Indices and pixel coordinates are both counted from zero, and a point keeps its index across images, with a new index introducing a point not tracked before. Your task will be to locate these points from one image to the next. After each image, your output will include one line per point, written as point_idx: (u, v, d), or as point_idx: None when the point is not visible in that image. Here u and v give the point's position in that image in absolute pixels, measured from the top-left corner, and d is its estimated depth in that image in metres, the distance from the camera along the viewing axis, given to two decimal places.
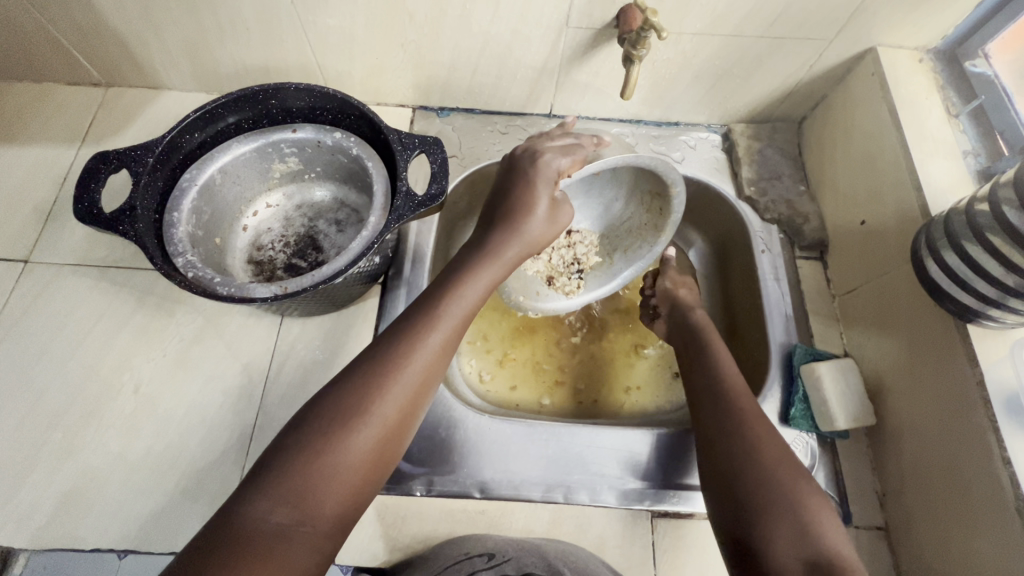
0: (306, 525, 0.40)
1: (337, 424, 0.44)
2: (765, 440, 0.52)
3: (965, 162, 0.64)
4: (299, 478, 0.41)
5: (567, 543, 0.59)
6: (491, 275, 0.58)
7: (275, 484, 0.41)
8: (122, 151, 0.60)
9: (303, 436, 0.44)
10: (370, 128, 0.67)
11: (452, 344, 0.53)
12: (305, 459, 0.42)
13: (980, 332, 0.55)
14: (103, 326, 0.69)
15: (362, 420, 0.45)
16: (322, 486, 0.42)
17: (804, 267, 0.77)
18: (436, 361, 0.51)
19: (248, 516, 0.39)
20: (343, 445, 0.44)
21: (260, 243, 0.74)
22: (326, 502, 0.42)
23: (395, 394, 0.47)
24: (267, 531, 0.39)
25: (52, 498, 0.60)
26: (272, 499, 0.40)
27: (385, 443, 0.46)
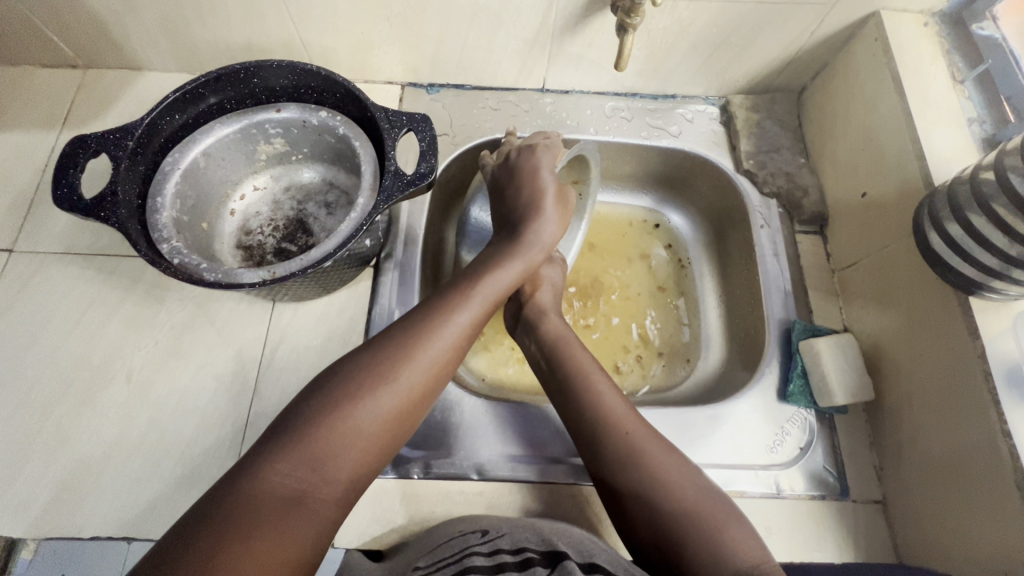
0: (319, 489, 0.41)
1: (359, 392, 0.44)
2: (652, 444, 0.50)
3: (969, 129, 0.62)
4: (317, 442, 0.41)
5: (562, 521, 0.57)
6: (527, 257, 0.57)
7: (295, 447, 0.41)
8: (100, 135, 0.58)
9: (326, 398, 0.44)
10: (356, 106, 0.65)
11: (479, 324, 0.52)
12: (324, 424, 0.42)
13: (982, 305, 0.54)
14: (93, 315, 0.68)
15: (382, 389, 0.45)
16: (335, 455, 0.42)
17: (804, 241, 0.76)
18: (462, 340, 0.50)
19: (263, 478, 0.39)
20: (359, 416, 0.43)
21: (248, 227, 0.73)
22: (341, 469, 0.42)
23: (418, 366, 0.47)
24: (281, 494, 0.39)
25: (50, 487, 0.60)
26: (291, 460, 0.40)
27: (401, 418, 0.46)
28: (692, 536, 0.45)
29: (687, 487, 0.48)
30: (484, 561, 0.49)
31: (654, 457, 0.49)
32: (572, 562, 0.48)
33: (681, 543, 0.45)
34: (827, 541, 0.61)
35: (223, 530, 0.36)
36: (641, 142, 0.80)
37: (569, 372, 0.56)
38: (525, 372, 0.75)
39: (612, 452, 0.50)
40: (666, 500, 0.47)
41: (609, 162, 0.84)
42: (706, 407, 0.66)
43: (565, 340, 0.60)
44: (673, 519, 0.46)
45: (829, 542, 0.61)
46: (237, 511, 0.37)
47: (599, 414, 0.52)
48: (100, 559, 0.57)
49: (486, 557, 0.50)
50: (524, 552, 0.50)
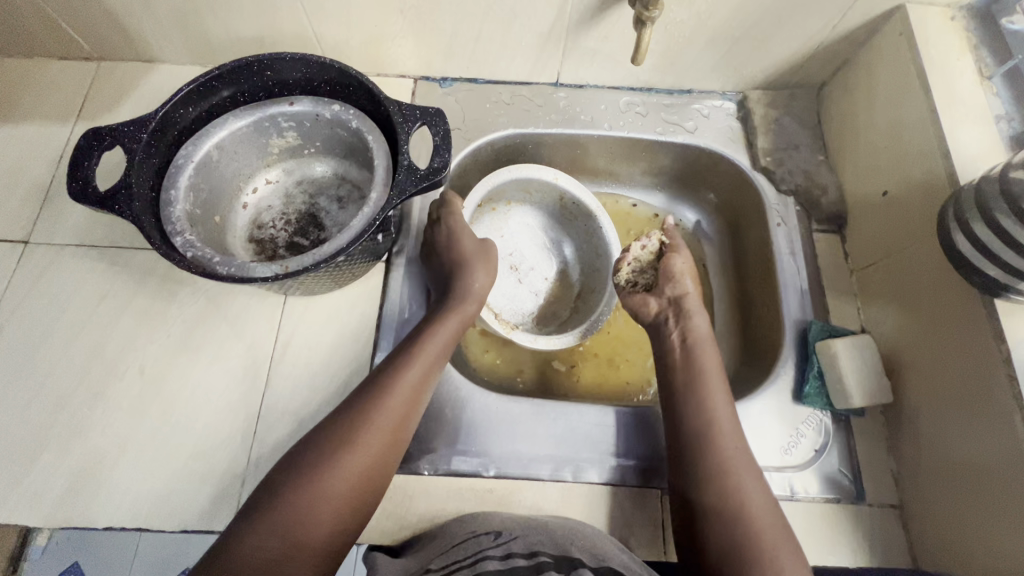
0: (297, 554, 0.44)
1: (321, 459, 0.49)
2: (740, 469, 0.55)
3: (997, 127, 0.60)
4: (288, 510, 0.45)
5: (575, 520, 0.58)
6: (464, 309, 0.63)
7: (266, 517, 0.45)
8: (114, 128, 0.58)
9: (291, 472, 0.48)
10: (370, 100, 0.64)
11: (429, 377, 0.57)
12: (293, 494, 0.46)
13: (1008, 307, 0.53)
14: (106, 307, 0.69)
15: (342, 452, 0.49)
16: (309, 518, 0.46)
17: (821, 240, 0.74)
18: (413, 395, 0.54)
19: (241, 546, 0.43)
20: (327, 479, 0.48)
21: (261, 220, 0.72)
22: (315, 532, 0.45)
23: (376, 424, 0.51)
24: (259, 561, 0.42)
25: (64, 478, 0.60)
26: (263, 531, 0.44)
27: (366, 475, 0.50)
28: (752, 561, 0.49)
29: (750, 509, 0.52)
30: (497, 565, 0.49)
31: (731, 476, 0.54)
32: (586, 568, 0.49)
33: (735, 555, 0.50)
34: (842, 545, 0.60)
35: None
36: (656, 139, 0.79)
37: (690, 380, 0.60)
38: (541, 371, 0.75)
39: (707, 466, 0.55)
40: (731, 518, 0.52)
41: (622, 158, 0.83)
42: None
43: (700, 347, 0.62)
44: (736, 539, 0.51)
45: (843, 546, 0.60)
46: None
47: (702, 427, 0.57)
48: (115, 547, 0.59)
49: (499, 562, 0.49)
50: (538, 556, 0.50)
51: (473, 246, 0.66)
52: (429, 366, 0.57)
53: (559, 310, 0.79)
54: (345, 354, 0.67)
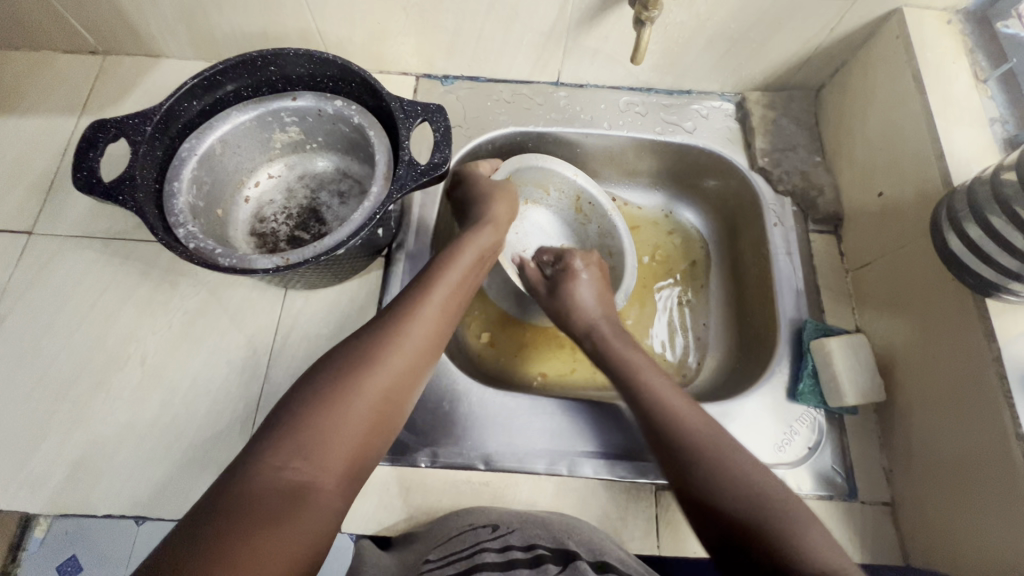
0: (319, 480, 0.41)
1: (343, 379, 0.46)
2: (722, 443, 0.49)
3: (991, 130, 0.61)
4: (309, 432, 0.42)
5: (569, 516, 0.59)
6: (486, 246, 0.62)
7: (289, 437, 0.42)
8: (119, 120, 0.58)
9: (309, 393, 0.45)
10: (372, 97, 0.65)
11: (452, 309, 0.56)
12: (318, 414, 0.44)
13: (999, 307, 0.53)
14: (108, 298, 0.69)
15: (368, 371, 0.47)
16: (330, 441, 0.43)
17: (817, 241, 0.75)
18: (437, 324, 0.53)
19: (260, 473, 0.40)
20: (350, 398, 0.45)
21: (262, 214, 0.73)
22: (338, 456, 0.43)
23: (400, 346, 0.50)
24: (281, 486, 0.40)
25: (64, 466, 0.61)
26: (285, 453, 0.41)
27: (389, 397, 0.48)
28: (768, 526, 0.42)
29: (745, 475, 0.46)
30: (496, 557, 0.49)
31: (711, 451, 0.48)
32: (583, 561, 0.49)
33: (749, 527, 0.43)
34: None
35: (228, 528, 0.36)
36: (655, 138, 0.80)
37: (630, 372, 0.58)
38: (542, 368, 0.75)
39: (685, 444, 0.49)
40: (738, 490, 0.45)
41: (620, 157, 0.84)
42: (716, 404, 0.66)
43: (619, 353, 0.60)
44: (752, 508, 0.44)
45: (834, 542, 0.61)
46: (245, 506, 0.38)
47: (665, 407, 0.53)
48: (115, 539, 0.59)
49: (497, 554, 0.50)
50: (535, 549, 0.51)
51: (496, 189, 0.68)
52: (450, 297, 0.56)
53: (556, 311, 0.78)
54: None
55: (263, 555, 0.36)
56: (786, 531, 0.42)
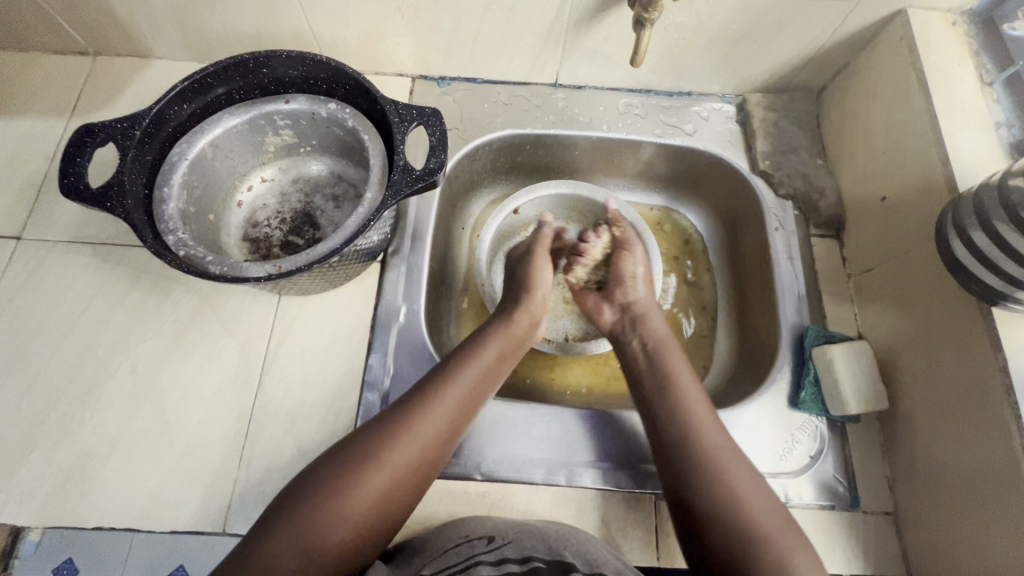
0: (315, 565, 0.44)
1: (350, 475, 0.47)
2: (736, 470, 0.50)
3: (996, 134, 0.59)
4: (309, 521, 0.45)
5: (568, 526, 0.58)
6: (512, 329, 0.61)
7: (291, 526, 0.45)
8: (108, 124, 0.57)
9: (318, 481, 0.47)
10: (366, 99, 0.64)
11: (472, 400, 0.55)
12: (321, 503, 0.46)
13: (1005, 316, 0.52)
14: (99, 304, 0.68)
15: (372, 469, 0.48)
16: (328, 531, 0.45)
17: (819, 245, 0.74)
18: (450, 419, 0.53)
19: (262, 553, 0.43)
20: (353, 493, 0.47)
21: (255, 219, 0.72)
22: (332, 547, 0.45)
23: (411, 446, 0.50)
24: (278, 573, 0.43)
25: (54, 477, 0.60)
26: (283, 543, 0.44)
27: (391, 494, 0.49)
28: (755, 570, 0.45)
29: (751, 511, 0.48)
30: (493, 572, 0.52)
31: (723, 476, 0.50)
32: None
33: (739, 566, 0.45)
34: (835, 551, 0.60)
35: None
36: (654, 141, 0.78)
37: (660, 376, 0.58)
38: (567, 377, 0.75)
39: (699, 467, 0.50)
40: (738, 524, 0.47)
41: (619, 160, 0.83)
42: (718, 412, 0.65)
43: (663, 347, 0.60)
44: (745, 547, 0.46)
45: (836, 553, 0.60)
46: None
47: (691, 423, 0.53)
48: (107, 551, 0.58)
49: (492, 567, 0.52)
50: (530, 562, 0.53)
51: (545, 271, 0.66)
52: (472, 389, 0.55)
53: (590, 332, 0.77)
54: (338, 355, 0.66)
55: None
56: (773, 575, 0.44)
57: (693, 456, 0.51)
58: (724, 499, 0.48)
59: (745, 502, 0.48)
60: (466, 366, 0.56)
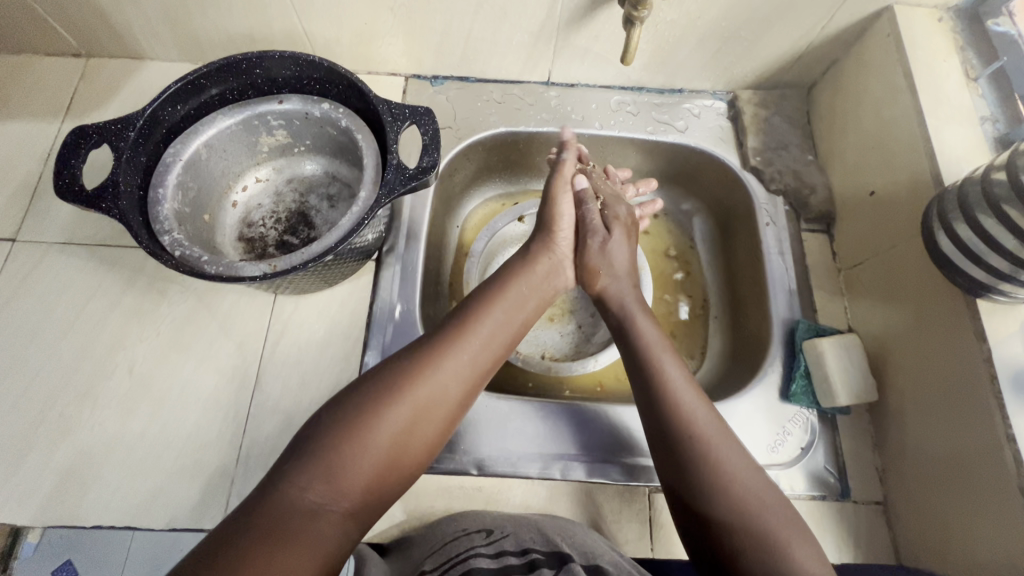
0: (336, 504, 0.42)
1: (377, 402, 0.46)
2: (730, 443, 0.49)
3: (982, 128, 0.60)
4: (334, 456, 0.43)
5: (563, 519, 0.59)
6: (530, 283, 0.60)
7: (315, 459, 0.43)
8: (102, 126, 0.57)
9: (342, 411, 0.46)
10: (360, 99, 0.64)
11: (494, 350, 0.54)
12: (344, 436, 0.44)
13: (989, 308, 0.53)
14: (95, 305, 0.68)
15: (399, 397, 0.47)
16: (352, 467, 0.43)
17: (809, 240, 0.75)
18: (477, 367, 0.52)
19: (285, 491, 0.41)
20: (373, 431, 0.45)
21: (250, 219, 0.72)
22: (359, 481, 0.43)
23: (440, 378, 0.49)
24: (302, 509, 0.41)
25: (52, 476, 0.60)
26: (310, 475, 0.42)
27: (419, 425, 0.47)
28: (762, 549, 0.44)
29: (756, 486, 0.47)
30: (489, 563, 0.49)
31: (722, 449, 0.49)
32: (576, 563, 0.50)
33: (740, 542, 0.45)
34: (826, 541, 0.61)
35: (244, 541, 0.38)
36: (646, 138, 0.79)
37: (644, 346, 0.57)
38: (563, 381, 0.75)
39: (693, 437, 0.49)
40: (742, 500, 0.46)
41: (612, 157, 0.83)
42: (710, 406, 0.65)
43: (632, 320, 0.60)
44: (751, 520, 0.45)
45: (828, 543, 0.61)
46: (259, 529, 0.39)
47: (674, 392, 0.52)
48: (105, 548, 0.59)
49: (490, 559, 0.50)
50: (529, 553, 0.51)
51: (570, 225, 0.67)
52: (497, 327, 0.54)
53: (562, 356, 0.77)
54: (334, 353, 0.67)
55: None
56: (781, 553, 0.43)
57: (682, 441, 0.50)
58: (721, 485, 0.47)
59: (744, 489, 0.47)
60: (491, 305, 0.56)
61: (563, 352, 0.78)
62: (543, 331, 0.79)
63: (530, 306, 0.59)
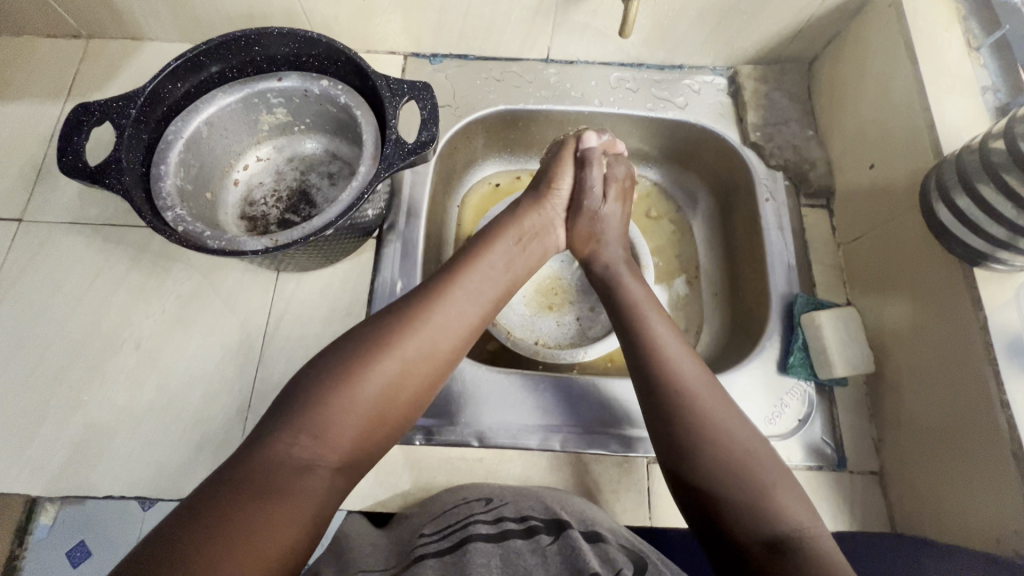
0: (324, 457, 0.45)
1: (361, 359, 0.48)
2: (709, 399, 0.51)
3: (983, 98, 0.60)
4: (320, 412, 0.46)
5: (562, 489, 0.60)
6: (517, 246, 0.61)
7: (303, 417, 0.45)
8: (104, 103, 0.58)
9: (328, 369, 0.48)
10: (359, 76, 0.65)
11: (478, 310, 0.55)
12: (329, 394, 0.46)
13: (987, 276, 0.53)
14: (101, 283, 0.69)
15: (382, 354, 0.49)
16: (337, 422, 0.46)
17: (809, 215, 0.75)
18: (462, 327, 0.53)
19: (274, 447, 0.44)
20: (357, 390, 0.47)
21: (252, 197, 0.73)
22: (345, 433, 0.46)
23: (423, 336, 0.51)
24: (291, 462, 0.44)
25: (64, 449, 0.62)
26: (297, 430, 0.45)
27: (405, 380, 0.49)
28: (736, 499, 0.46)
29: (732, 440, 0.49)
30: (488, 528, 0.51)
31: (700, 406, 0.50)
32: (575, 529, 0.51)
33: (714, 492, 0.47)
34: (822, 510, 0.62)
35: (236, 495, 0.41)
36: (646, 114, 0.79)
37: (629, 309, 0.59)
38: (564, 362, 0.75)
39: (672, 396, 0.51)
40: (718, 454, 0.48)
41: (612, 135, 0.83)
42: None
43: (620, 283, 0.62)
44: (726, 473, 0.47)
45: (823, 512, 0.62)
46: (250, 482, 0.42)
47: (655, 353, 0.54)
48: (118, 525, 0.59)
49: (490, 525, 0.52)
50: (528, 520, 0.53)
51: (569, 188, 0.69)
52: (480, 287, 0.56)
53: (553, 344, 0.77)
54: (336, 329, 0.68)
55: (260, 523, 0.40)
56: (753, 502, 0.46)
57: (661, 399, 0.52)
58: (697, 439, 0.49)
59: (720, 443, 0.49)
60: (474, 266, 0.57)
61: (558, 341, 0.78)
62: (540, 318, 0.79)
63: (516, 266, 0.60)
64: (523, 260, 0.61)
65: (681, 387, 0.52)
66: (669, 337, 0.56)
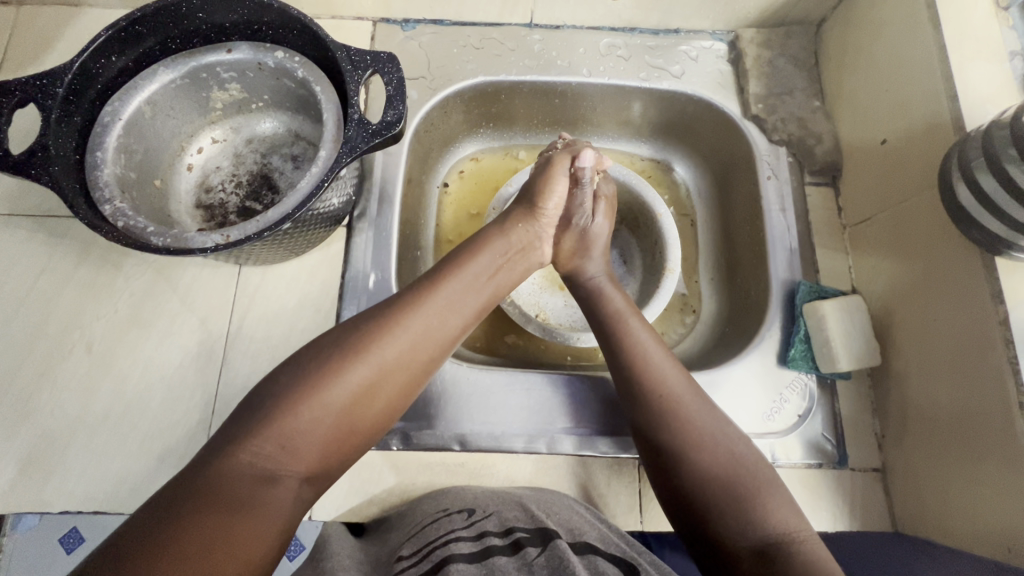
0: (290, 468, 0.40)
1: (333, 364, 0.43)
2: (703, 410, 0.48)
3: (1010, 64, 0.53)
4: (284, 423, 0.41)
5: (549, 491, 0.57)
6: (505, 246, 0.56)
7: (268, 424, 0.41)
8: (24, 81, 0.51)
9: (298, 373, 0.43)
10: (318, 46, 0.58)
11: (461, 318, 0.50)
12: (296, 403, 0.42)
13: (1010, 266, 0.49)
14: (46, 281, 0.64)
15: (354, 360, 0.44)
16: (302, 433, 0.41)
17: (813, 194, 0.70)
18: (444, 341, 0.49)
19: (239, 455, 0.39)
20: (327, 397, 0.42)
21: (209, 183, 0.66)
22: (313, 444, 0.42)
23: (401, 345, 0.46)
24: (253, 475, 0.39)
25: (12, 462, 0.57)
26: (262, 438, 0.40)
27: (379, 391, 0.45)
28: (732, 508, 0.42)
29: (725, 448, 0.45)
30: (470, 546, 0.47)
31: (695, 415, 0.47)
32: (561, 539, 0.48)
33: (710, 501, 0.43)
34: (820, 509, 0.59)
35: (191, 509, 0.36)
36: (639, 85, 0.72)
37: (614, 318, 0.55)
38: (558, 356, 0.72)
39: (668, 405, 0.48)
40: (716, 465, 0.44)
41: (603, 109, 0.77)
42: (704, 372, 0.62)
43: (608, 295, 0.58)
44: (724, 481, 0.43)
45: (822, 509, 0.59)
46: (204, 498, 0.37)
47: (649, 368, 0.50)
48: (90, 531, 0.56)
49: (471, 542, 0.48)
50: (513, 533, 0.49)
51: (557, 206, 0.60)
52: (467, 291, 0.51)
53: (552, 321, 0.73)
54: (305, 327, 0.63)
55: (221, 542, 0.35)
56: (751, 512, 0.42)
57: (657, 407, 0.48)
58: (695, 450, 0.45)
59: (717, 453, 0.45)
60: (462, 267, 0.52)
61: (558, 320, 0.73)
62: (548, 293, 0.75)
63: (502, 277, 0.55)
64: (510, 271, 0.56)
65: (676, 398, 0.48)
66: (660, 348, 0.52)
